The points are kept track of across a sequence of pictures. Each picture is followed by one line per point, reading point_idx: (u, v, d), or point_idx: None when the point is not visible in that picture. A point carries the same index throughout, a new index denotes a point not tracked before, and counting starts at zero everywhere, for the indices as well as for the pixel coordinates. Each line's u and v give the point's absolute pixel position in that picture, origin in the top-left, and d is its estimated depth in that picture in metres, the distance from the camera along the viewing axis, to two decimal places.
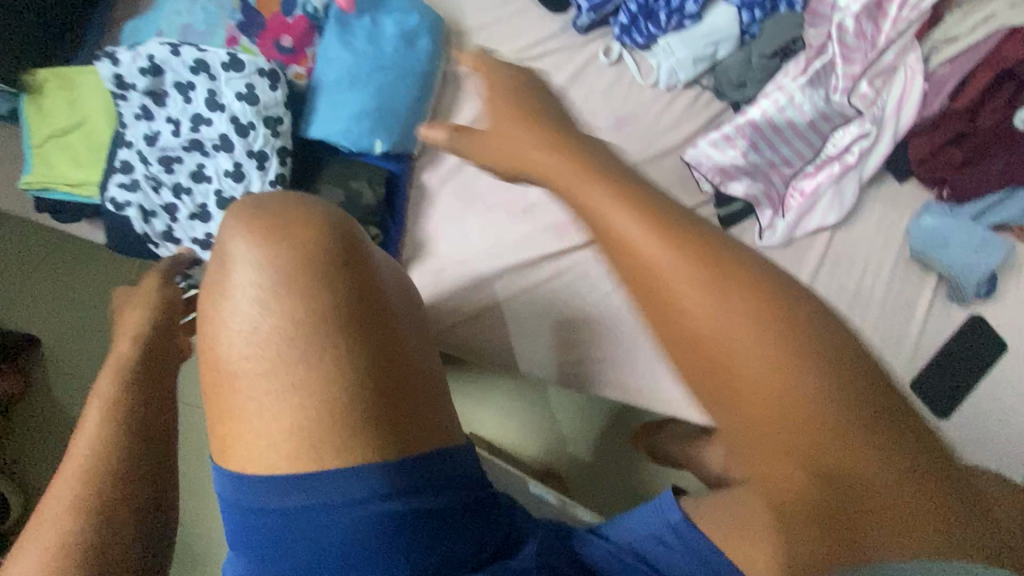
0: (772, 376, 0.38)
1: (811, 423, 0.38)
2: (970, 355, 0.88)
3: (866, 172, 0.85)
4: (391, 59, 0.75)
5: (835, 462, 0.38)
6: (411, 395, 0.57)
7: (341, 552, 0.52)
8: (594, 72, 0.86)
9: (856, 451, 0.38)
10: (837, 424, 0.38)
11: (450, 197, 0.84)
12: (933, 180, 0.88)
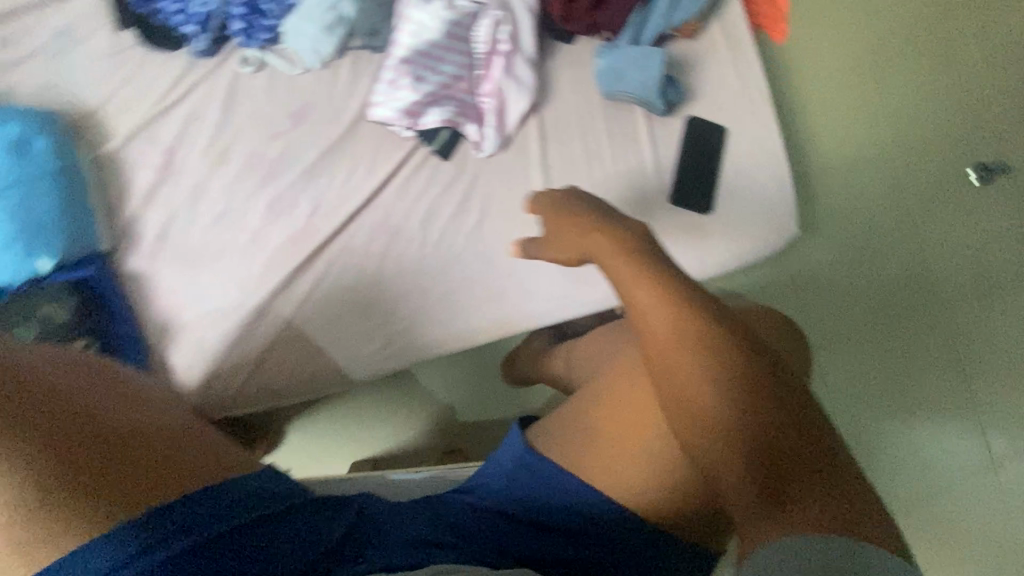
0: (659, 317, 0.58)
1: (659, 355, 0.58)
2: (695, 153, 1.04)
3: (526, 49, 0.91)
4: (10, 174, 0.72)
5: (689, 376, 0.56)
6: (131, 455, 0.53)
7: None
8: (246, 87, 0.87)
9: (682, 350, 0.57)
10: (687, 334, 0.57)
11: (172, 268, 0.81)
12: (585, 28, 0.97)
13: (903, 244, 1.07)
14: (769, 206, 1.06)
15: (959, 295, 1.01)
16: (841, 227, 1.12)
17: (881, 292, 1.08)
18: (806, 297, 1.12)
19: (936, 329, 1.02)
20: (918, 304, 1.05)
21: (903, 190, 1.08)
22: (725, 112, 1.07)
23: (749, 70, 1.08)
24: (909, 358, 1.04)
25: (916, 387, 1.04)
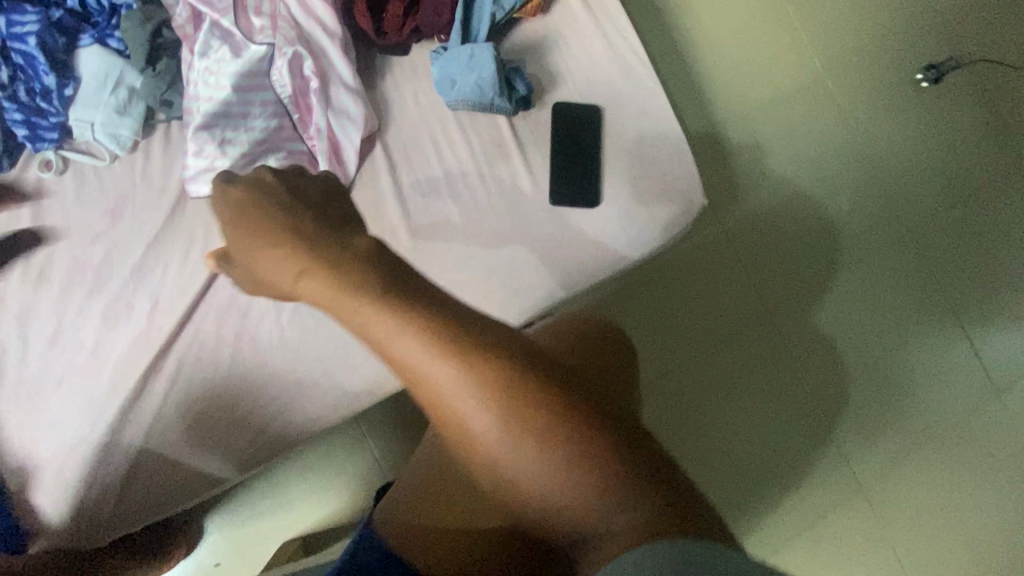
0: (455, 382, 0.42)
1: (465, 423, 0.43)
2: (569, 141, 0.93)
3: (344, 78, 0.81)
4: None
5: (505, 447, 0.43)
6: None
7: None
8: (51, 193, 0.80)
9: (481, 412, 0.42)
10: (489, 389, 0.42)
11: (16, 407, 0.77)
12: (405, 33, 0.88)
13: (818, 201, 1.20)
14: (668, 178, 0.95)
15: (866, 231, 1.20)
16: (774, 188, 1.18)
17: (811, 258, 1.18)
18: (743, 280, 1.15)
19: (863, 258, 1.20)
20: (846, 250, 1.19)
21: (800, 144, 1.21)
22: (597, 86, 0.96)
23: (614, 33, 0.97)
24: (841, 309, 1.18)
25: (854, 333, 1.18)
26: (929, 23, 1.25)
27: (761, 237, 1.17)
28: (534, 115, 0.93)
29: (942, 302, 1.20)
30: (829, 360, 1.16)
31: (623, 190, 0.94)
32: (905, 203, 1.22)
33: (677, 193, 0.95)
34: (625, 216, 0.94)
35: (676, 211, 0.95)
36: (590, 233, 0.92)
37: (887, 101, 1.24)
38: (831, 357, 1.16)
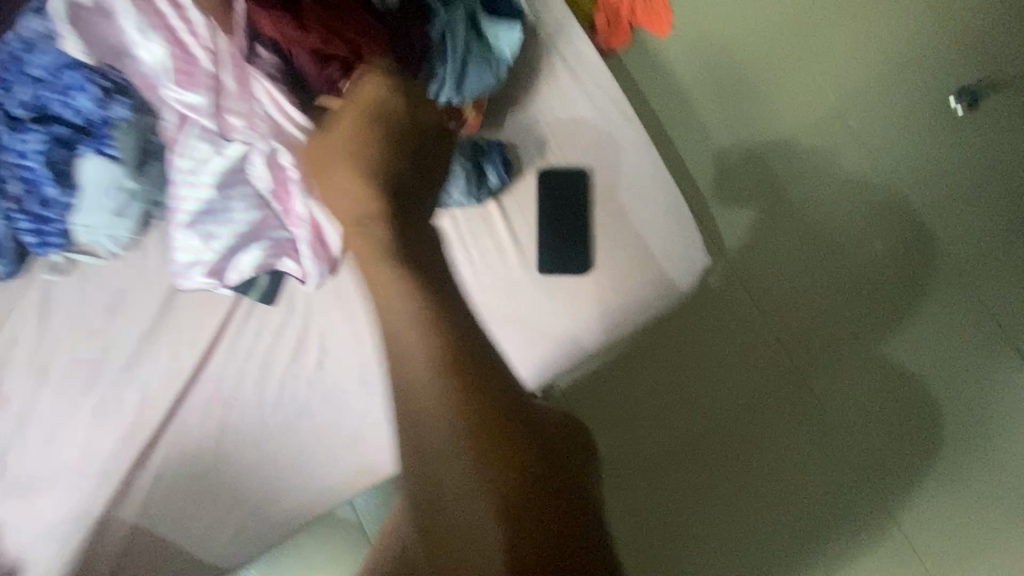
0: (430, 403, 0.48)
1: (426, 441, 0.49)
2: (555, 207, 0.90)
3: None
4: None
5: (451, 477, 0.47)
6: None
7: None
8: (59, 296, 0.84)
9: (439, 427, 0.48)
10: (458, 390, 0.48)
11: (12, 507, 0.78)
12: None
13: (812, 245, 1.11)
14: (664, 239, 0.90)
15: (872, 277, 1.09)
16: (762, 245, 1.10)
17: (804, 315, 1.08)
18: (728, 349, 1.06)
19: (869, 302, 1.08)
20: (842, 301, 1.08)
21: (807, 185, 1.13)
22: (582, 150, 0.93)
23: (598, 96, 0.95)
24: (848, 366, 1.06)
25: (868, 392, 1.05)
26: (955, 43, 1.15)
27: (768, 301, 1.08)
28: (516, 184, 0.91)
29: (1006, 355, 1.05)
30: (843, 432, 1.04)
31: (615, 255, 0.89)
32: (937, 247, 1.09)
33: (675, 253, 0.90)
34: (618, 281, 0.88)
35: (673, 275, 0.89)
36: (582, 303, 0.87)
37: (921, 129, 1.13)
38: (844, 426, 1.04)
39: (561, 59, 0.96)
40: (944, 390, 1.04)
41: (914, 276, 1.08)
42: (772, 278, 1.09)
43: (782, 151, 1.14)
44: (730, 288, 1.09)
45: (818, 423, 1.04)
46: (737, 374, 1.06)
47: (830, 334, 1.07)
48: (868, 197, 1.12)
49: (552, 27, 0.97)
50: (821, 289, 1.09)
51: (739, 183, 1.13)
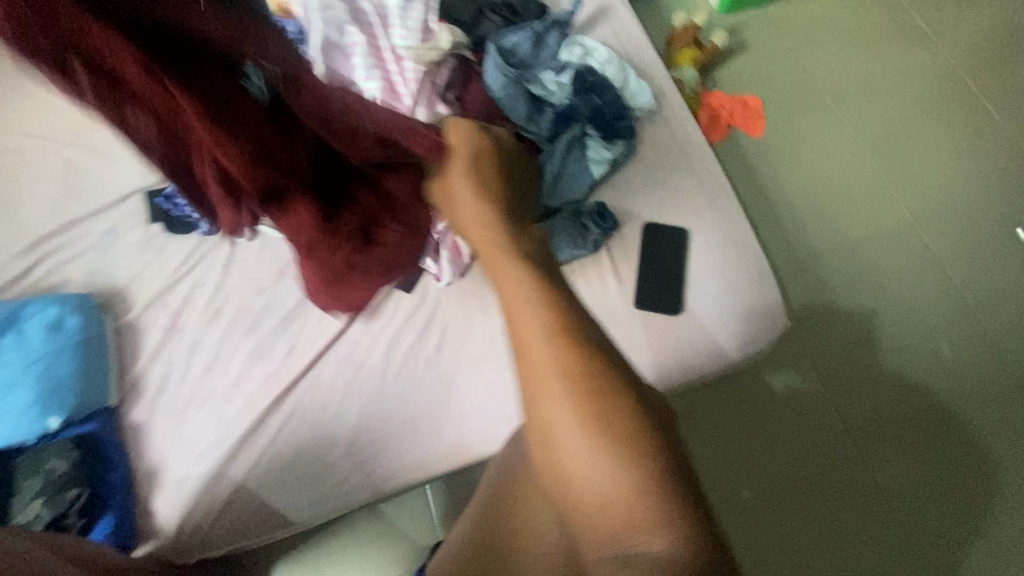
0: (552, 385, 0.56)
1: (553, 418, 0.55)
2: (658, 255, 1.04)
3: None
4: (43, 349, 0.87)
5: (579, 447, 0.53)
6: None
7: None
8: (242, 255, 1.02)
9: (561, 402, 0.55)
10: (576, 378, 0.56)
11: (163, 420, 0.91)
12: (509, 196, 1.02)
13: (878, 336, 1.25)
14: (751, 296, 1.02)
15: (936, 377, 1.22)
16: (834, 328, 1.26)
17: (874, 402, 1.21)
18: (804, 424, 1.20)
19: (934, 401, 1.21)
20: (908, 395, 1.21)
21: (873, 284, 1.29)
22: (685, 212, 1.08)
23: (703, 171, 1.12)
24: (912, 455, 1.18)
25: (930, 482, 1.16)
26: (1005, 187, 1.36)
27: (842, 395, 1.22)
28: (625, 231, 1.06)
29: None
30: (906, 515, 1.14)
31: (706, 303, 1.01)
32: (995, 361, 1.23)
33: (760, 310, 1.01)
34: (708, 325, 1.00)
35: (757, 328, 1.00)
36: (673, 338, 0.99)
37: (972, 253, 1.31)
38: (907, 511, 1.14)
39: (674, 139, 1.15)
40: (991, 496, 1.15)
41: (973, 390, 1.21)
42: (849, 370, 1.23)
43: (851, 252, 1.32)
44: (807, 368, 1.23)
45: (885, 504, 1.15)
46: (808, 454, 1.19)
47: (896, 423, 1.20)
48: (928, 302, 1.28)
49: (670, 116, 1.17)
50: (892, 389, 1.21)
51: (812, 273, 1.30)
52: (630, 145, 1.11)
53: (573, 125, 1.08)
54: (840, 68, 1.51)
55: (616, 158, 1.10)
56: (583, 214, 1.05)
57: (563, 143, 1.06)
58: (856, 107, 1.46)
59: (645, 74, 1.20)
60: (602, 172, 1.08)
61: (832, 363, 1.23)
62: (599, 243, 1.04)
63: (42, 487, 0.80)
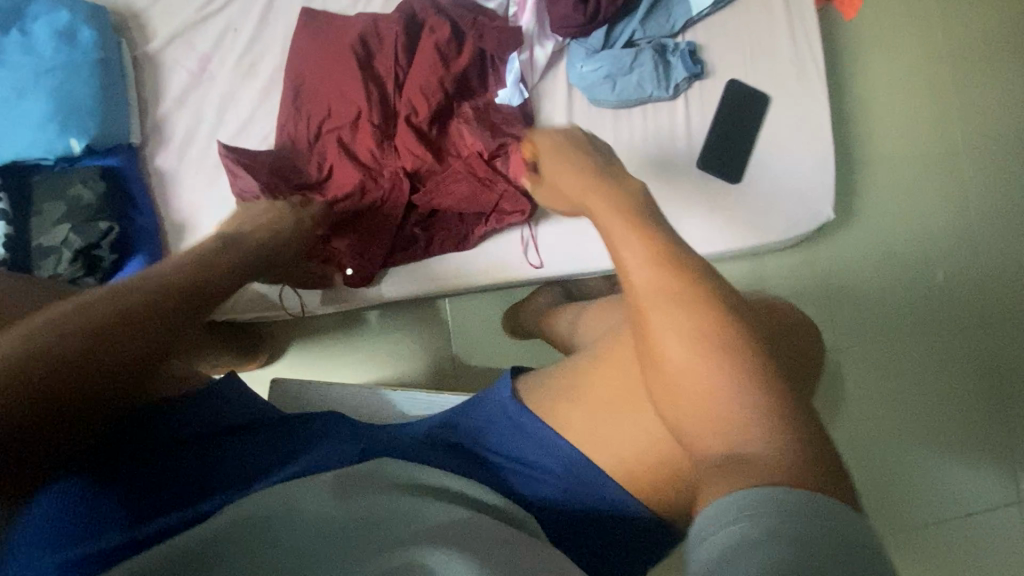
0: (667, 309, 0.43)
1: (680, 358, 0.42)
2: (730, 118, 0.98)
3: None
4: (56, 61, 0.76)
5: (712, 380, 0.40)
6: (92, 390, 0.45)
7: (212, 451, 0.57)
8: (284, 5, 0.88)
9: (652, 282, 0.44)
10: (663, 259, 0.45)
11: (192, 174, 0.84)
12: (589, 17, 0.90)
13: (895, 251, 1.29)
14: (814, 178, 0.99)
15: (937, 300, 1.28)
16: (861, 235, 1.28)
17: (878, 310, 1.27)
18: (815, 316, 1.26)
19: (929, 321, 1.28)
20: (907, 312, 1.28)
21: (909, 200, 1.30)
22: (772, 77, 1.01)
23: (804, 32, 1.01)
24: (896, 363, 1.27)
25: (904, 389, 1.26)
26: None
27: (851, 309, 1.27)
28: (706, 84, 0.99)
29: (999, 392, 1.27)
30: (875, 410, 1.25)
31: (767, 177, 0.99)
32: (995, 293, 1.29)
33: (819, 193, 0.99)
34: (765, 198, 0.98)
35: (811, 212, 0.99)
36: (728, 204, 0.98)
37: (1011, 191, 1.31)
38: (878, 408, 1.25)
39: None
40: (949, 408, 1.26)
41: (968, 318, 1.28)
42: (863, 283, 1.28)
43: (899, 163, 1.30)
44: (827, 268, 1.27)
45: (860, 400, 1.25)
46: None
47: (891, 334, 1.27)
48: (953, 228, 1.30)
49: None
50: (896, 313, 1.28)
51: (853, 176, 1.30)
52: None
53: None
54: None
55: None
56: (672, 52, 0.96)
57: None
58: (954, 11, 1.34)
59: None
60: (705, 6, 0.97)
61: (857, 277, 1.28)
62: (680, 89, 0.97)
63: (67, 213, 0.74)
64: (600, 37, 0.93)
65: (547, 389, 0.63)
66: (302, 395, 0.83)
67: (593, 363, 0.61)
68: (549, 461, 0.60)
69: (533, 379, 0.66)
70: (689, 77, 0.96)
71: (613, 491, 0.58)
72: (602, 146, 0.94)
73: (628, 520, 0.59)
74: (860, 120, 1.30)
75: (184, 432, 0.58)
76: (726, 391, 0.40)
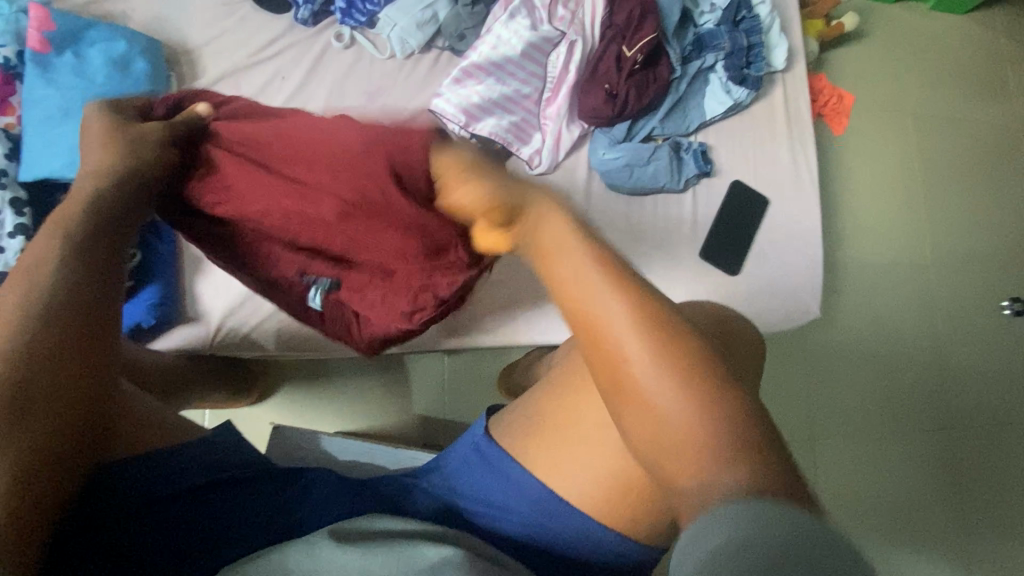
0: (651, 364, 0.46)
1: (622, 369, 0.47)
2: (729, 215, 1.06)
3: (587, 84, 0.97)
4: (104, 86, 0.78)
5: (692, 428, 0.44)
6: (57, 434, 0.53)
7: (189, 516, 0.61)
8: (333, 60, 0.93)
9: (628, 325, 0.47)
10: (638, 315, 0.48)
11: None
12: (617, 109, 0.97)
13: (866, 350, 1.37)
14: (804, 280, 1.06)
15: (902, 401, 1.35)
16: (837, 331, 1.37)
17: (849, 404, 1.34)
18: (790, 404, 1.32)
19: (895, 421, 1.34)
20: (875, 410, 1.35)
21: (881, 304, 1.39)
22: (772, 183, 1.09)
23: (803, 146, 1.11)
24: (864, 458, 1.32)
25: (869, 486, 1.31)
26: (1022, 259, 1.46)
27: (823, 400, 1.34)
28: (712, 181, 1.07)
29: (959, 499, 1.32)
30: (840, 502, 1.29)
31: (760, 273, 1.06)
32: (956, 402, 1.37)
33: (807, 294, 1.05)
34: (757, 293, 1.04)
35: (798, 311, 1.05)
36: (722, 294, 1.03)
37: (973, 309, 1.42)
38: (842, 500, 1.29)
39: (789, 107, 1.12)
40: (912, 508, 1.31)
41: (931, 423, 1.35)
42: (833, 377, 1.35)
43: (874, 268, 1.41)
44: (803, 357, 1.35)
45: (827, 489, 1.30)
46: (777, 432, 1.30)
47: (860, 429, 1.33)
48: (919, 335, 1.39)
49: (793, 79, 1.13)
50: (864, 411, 1.34)
51: (831, 275, 1.39)
52: (752, 96, 1.08)
53: (707, 53, 1.06)
54: (935, 95, 1.51)
55: (736, 104, 1.07)
56: (685, 150, 1.04)
57: (686, 73, 1.04)
58: (929, 141, 1.49)
59: (783, 24, 1.14)
60: (719, 112, 1.06)
61: (827, 368, 1.35)
62: (689, 184, 1.05)
63: None
64: (624, 130, 1.00)
65: (518, 425, 0.66)
66: (296, 439, 0.83)
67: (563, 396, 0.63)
68: (515, 498, 0.64)
69: (505, 419, 0.69)
70: (698, 171, 1.03)
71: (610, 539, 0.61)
72: (611, 228, 1.00)
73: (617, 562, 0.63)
74: (840, 225, 1.42)
75: (180, 502, 0.62)
76: (696, 430, 0.44)
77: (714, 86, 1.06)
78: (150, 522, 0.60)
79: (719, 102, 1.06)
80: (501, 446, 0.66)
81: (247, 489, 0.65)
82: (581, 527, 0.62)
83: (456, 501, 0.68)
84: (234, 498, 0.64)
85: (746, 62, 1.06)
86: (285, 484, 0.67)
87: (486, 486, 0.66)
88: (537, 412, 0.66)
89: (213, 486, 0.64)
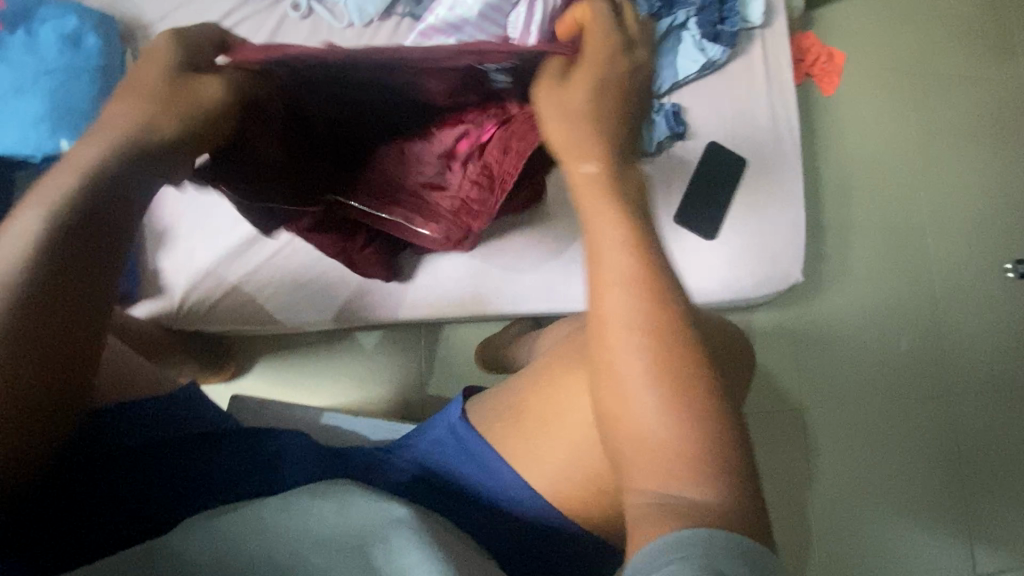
0: (635, 356, 0.46)
1: (619, 378, 0.46)
2: (707, 178, 1.03)
3: None
4: (56, 62, 0.79)
5: (662, 431, 0.44)
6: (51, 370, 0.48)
7: (145, 476, 0.60)
8: (291, 31, 0.92)
9: (623, 318, 0.47)
10: (640, 307, 0.47)
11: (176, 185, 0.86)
12: None
13: (860, 316, 1.33)
14: (788, 241, 1.02)
15: (900, 368, 1.31)
16: (831, 298, 1.33)
17: (844, 372, 1.31)
18: (787, 373, 1.29)
19: (891, 388, 1.31)
20: (871, 376, 1.31)
21: (876, 269, 1.35)
22: (751, 143, 1.05)
23: (784, 102, 1.07)
24: (860, 426, 1.29)
25: (866, 453, 1.28)
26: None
27: (818, 369, 1.30)
28: (686, 144, 1.04)
29: (958, 466, 1.29)
30: (838, 472, 1.27)
31: (741, 237, 1.02)
32: (956, 367, 1.33)
33: (790, 255, 1.02)
34: (737, 256, 1.01)
35: (780, 273, 1.01)
36: (700, 259, 1.00)
37: (974, 272, 1.37)
38: (841, 467, 1.27)
39: (771, 62, 1.08)
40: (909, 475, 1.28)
41: (930, 390, 1.31)
42: (830, 347, 1.31)
43: (868, 232, 1.36)
44: (796, 325, 1.31)
45: (823, 457, 1.27)
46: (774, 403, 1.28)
47: (857, 395, 1.30)
48: (915, 299, 1.34)
49: (772, 34, 1.08)
50: (859, 377, 1.31)
51: (824, 241, 1.35)
52: (726, 53, 1.04)
53: (678, 10, 1.03)
54: (931, 48, 1.45)
55: (709, 62, 1.04)
56: (657, 111, 1.01)
57: (655, 32, 1.01)
58: (925, 98, 1.43)
59: None
60: (691, 71, 1.03)
61: (822, 335, 1.32)
62: (662, 146, 1.02)
63: None
64: None
65: (500, 409, 0.64)
66: (266, 410, 0.84)
67: (529, 390, 0.62)
68: (485, 481, 0.63)
69: (484, 397, 0.67)
70: (669, 137, 1.01)
71: (570, 518, 0.60)
72: None
73: (586, 545, 0.61)
74: (833, 189, 1.37)
75: (132, 464, 0.60)
76: (668, 434, 0.44)
77: (686, 44, 1.03)
78: (110, 481, 0.59)
79: (691, 61, 1.03)
80: (477, 429, 0.64)
81: (210, 459, 0.63)
82: (550, 510, 0.60)
83: (421, 477, 0.66)
84: (193, 461, 0.63)
85: (720, 17, 1.02)
86: (258, 466, 0.64)
87: (460, 470, 0.64)
88: (522, 396, 0.63)
89: (178, 445, 0.63)
